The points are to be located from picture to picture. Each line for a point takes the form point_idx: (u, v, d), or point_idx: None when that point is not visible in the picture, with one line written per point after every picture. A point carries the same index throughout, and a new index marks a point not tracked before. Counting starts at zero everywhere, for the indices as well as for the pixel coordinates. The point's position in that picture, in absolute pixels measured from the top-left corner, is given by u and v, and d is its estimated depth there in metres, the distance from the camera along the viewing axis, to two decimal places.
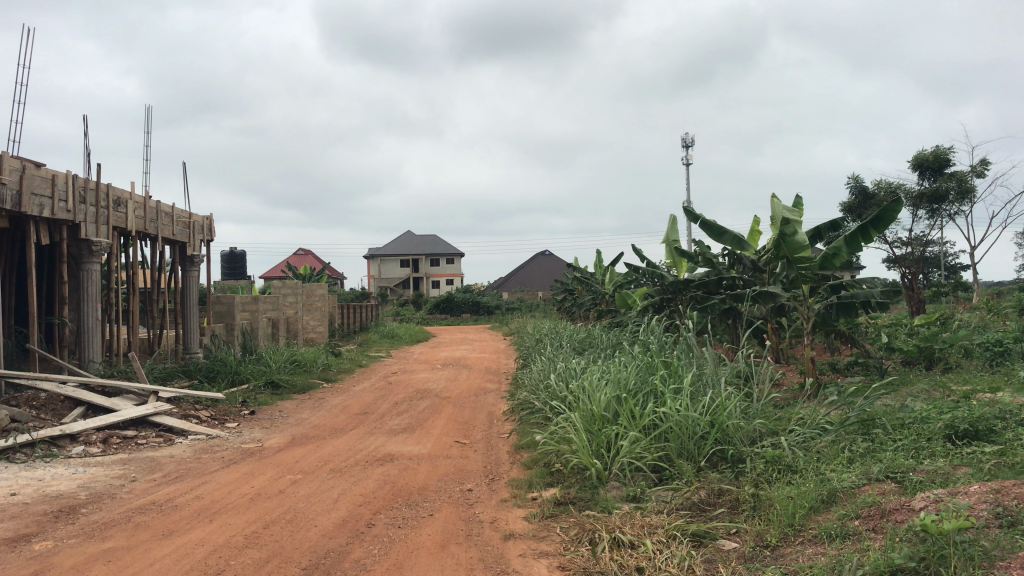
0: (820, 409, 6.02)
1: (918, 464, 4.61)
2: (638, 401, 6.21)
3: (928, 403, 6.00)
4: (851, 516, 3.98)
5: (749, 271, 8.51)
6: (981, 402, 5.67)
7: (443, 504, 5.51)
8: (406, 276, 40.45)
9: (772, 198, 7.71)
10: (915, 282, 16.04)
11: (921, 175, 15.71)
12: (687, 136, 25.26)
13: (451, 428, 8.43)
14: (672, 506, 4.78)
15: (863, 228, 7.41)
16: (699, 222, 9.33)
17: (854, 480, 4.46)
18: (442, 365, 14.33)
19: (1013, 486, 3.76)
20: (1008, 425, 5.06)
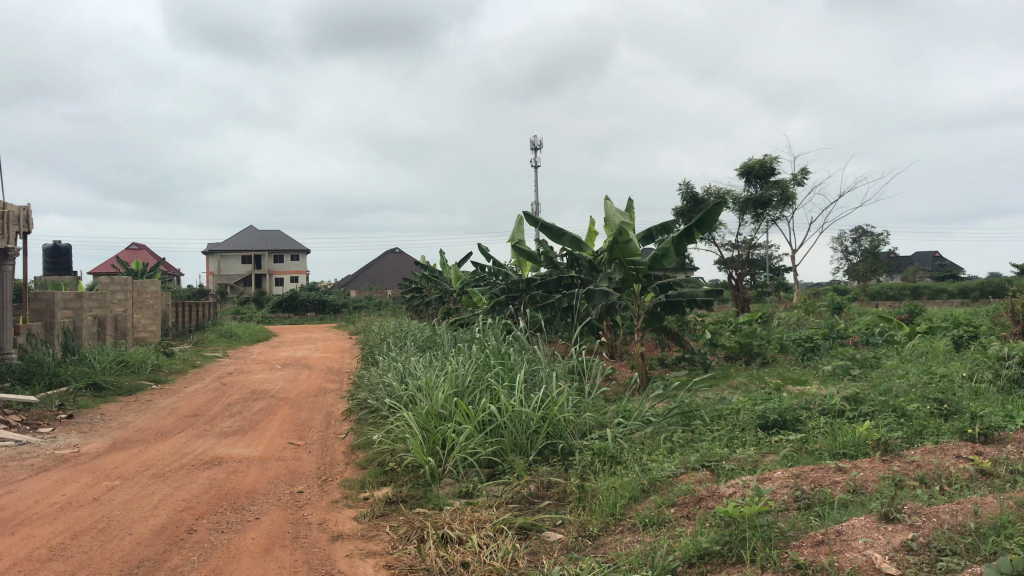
0: (646, 402, 6.28)
1: (730, 452, 4.87)
2: (473, 398, 6.24)
3: (744, 395, 6.35)
4: (668, 504, 4.15)
5: (586, 271, 8.76)
6: (790, 393, 6.07)
7: (272, 507, 5.34)
8: (248, 273, 39.02)
9: (606, 199, 7.93)
10: (742, 283, 16.90)
11: (749, 182, 16.63)
12: (535, 138, 25.68)
13: (286, 429, 8.19)
14: (501, 500, 4.82)
15: (690, 231, 7.78)
16: (538, 224, 9.51)
17: (672, 469, 4.66)
18: (282, 365, 13.90)
19: (811, 471, 4.04)
20: (812, 414, 5.42)
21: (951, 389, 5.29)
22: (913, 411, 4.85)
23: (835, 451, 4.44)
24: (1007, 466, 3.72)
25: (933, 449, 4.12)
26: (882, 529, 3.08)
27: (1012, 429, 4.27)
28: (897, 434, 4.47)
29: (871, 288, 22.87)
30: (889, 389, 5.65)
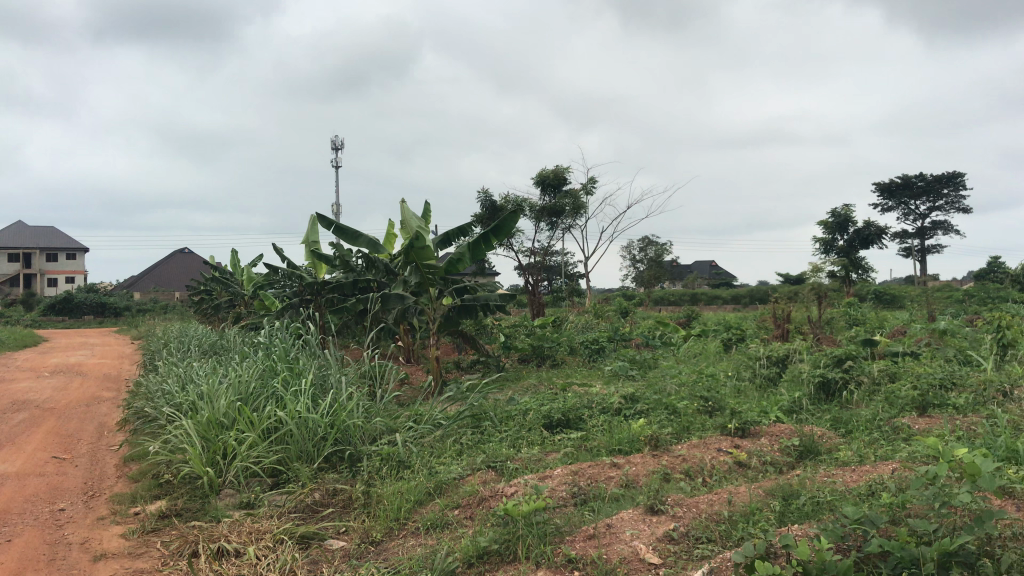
0: (437, 405, 6.29)
1: (515, 452, 4.97)
2: (259, 405, 5.99)
3: (532, 396, 6.53)
4: (452, 506, 4.18)
5: (382, 274, 8.67)
6: (575, 393, 6.30)
7: (27, 528, 4.86)
8: (15, 272, 35.57)
9: (402, 203, 7.88)
10: (537, 289, 17.39)
11: (544, 191, 17.14)
12: (336, 139, 25.17)
13: (49, 443, 7.51)
14: (283, 510, 4.64)
15: (484, 237, 7.89)
16: (333, 226, 9.32)
17: (459, 471, 4.69)
18: (50, 372, 12.76)
19: (589, 467, 4.20)
20: (593, 413, 5.65)
21: (716, 387, 5.70)
22: (683, 408, 5.17)
23: (612, 448, 4.64)
24: (760, 457, 4.04)
25: (698, 444, 4.40)
26: (648, 521, 3.25)
27: (766, 423, 4.65)
28: (667, 430, 4.74)
29: (655, 293, 24.27)
30: (662, 388, 6.01)
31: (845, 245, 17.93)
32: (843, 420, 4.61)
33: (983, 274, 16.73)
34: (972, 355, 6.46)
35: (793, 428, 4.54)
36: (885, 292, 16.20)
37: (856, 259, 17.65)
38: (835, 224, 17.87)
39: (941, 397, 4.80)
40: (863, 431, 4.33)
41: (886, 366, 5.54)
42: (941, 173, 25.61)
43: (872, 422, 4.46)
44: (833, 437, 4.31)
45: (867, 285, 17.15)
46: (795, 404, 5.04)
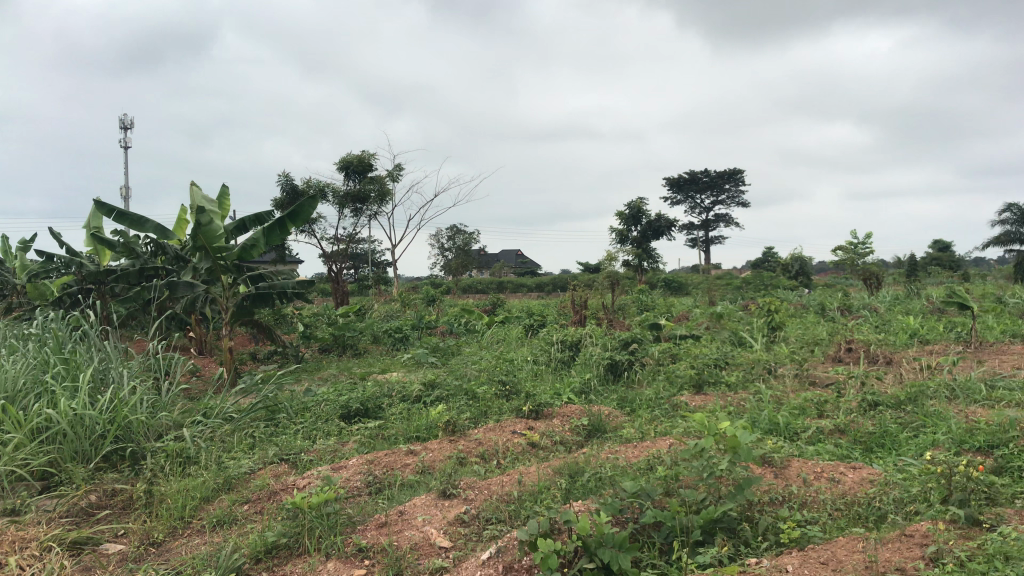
0: (229, 398, 6.02)
1: (310, 444, 4.86)
2: (28, 402, 5.40)
3: (330, 387, 6.41)
4: (241, 501, 4.02)
5: (171, 261, 8.18)
6: (374, 382, 6.24)
7: None
8: None
9: (191, 185, 7.46)
10: (341, 276, 17.03)
11: (347, 176, 16.80)
12: (125, 117, 23.49)
13: None
14: (53, 515, 4.19)
15: (281, 222, 7.63)
16: (115, 211, 8.70)
17: (249, 465, 4.52)
18: None
19: (384, 456, 4.16)
20: (393, 401, 5.61)
21: (514, 372, 5.83)
22: (481, 393, 5.24)
23: (409, 435, 4.63)
24: (551, 438, 4.16)
25: (493, 427, 4.47)
26: (439, 505, 3.26)
27: (558, 405, 4.81)
28: (465, 415, 4.79)
29: (462, 281, 24.49)
30: (462, 374, 6.07)
31: (639, 236, 18.86)
32: (629, 399, 4.84)
33: (759, 263, 18.17)
34: (745, 337, 6.99)
35: (583, 408, 4.73)
36: (675, 279, 17.22)
37: (649, 249, 18.63)
38: (630, 215, 18.72)
39: (715, 375, 5.16)
40: (646, 409, 4.58)
41: (668, 348, 5.89)
42: (724, 169, 27.49)
43: (654, 401, 4.73)
44: (619, 415, 4.53)
45: (658, 274, 18.10)
46: (586, 385, 5.24)
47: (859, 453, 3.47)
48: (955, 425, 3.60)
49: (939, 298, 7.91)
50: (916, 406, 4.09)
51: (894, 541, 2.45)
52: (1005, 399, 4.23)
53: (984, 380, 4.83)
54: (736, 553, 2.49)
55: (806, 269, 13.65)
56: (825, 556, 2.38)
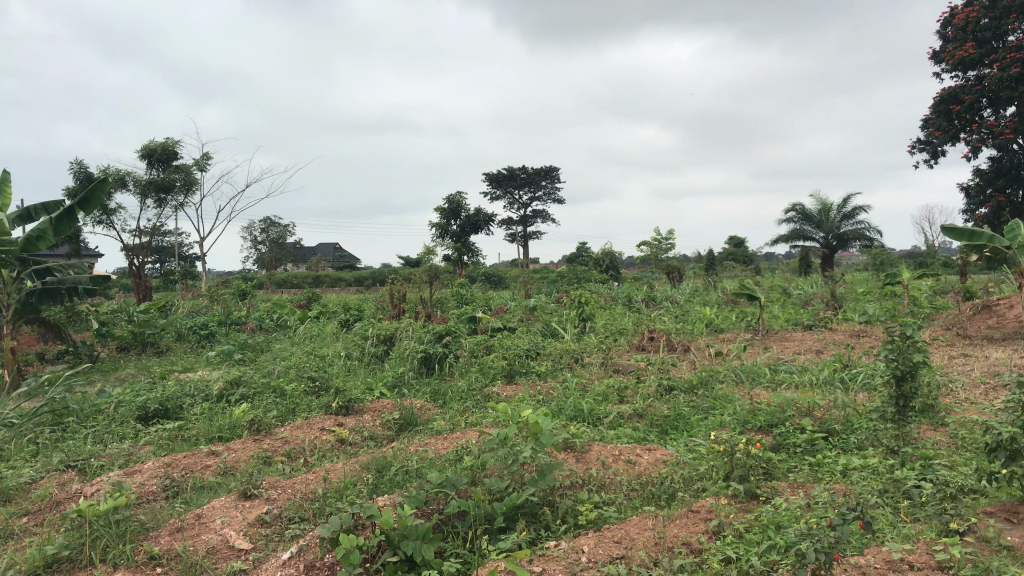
0: (9, 402, 5.50)
1: (102, 448, 4.52)
2: None
3: (126, 387, 6.02)
4: (19, 514, 3.68)
5: None
6: (175, 382, 5.91)
7: None
8: None
9: None
10: (143, 270, 16.00)
11: (150, 165, 15.79)
12: None
13: None
14: None
15: (70, 210, 7.06)
16: None
17: (31, 474, 4.14)
18: None
19: (184, 458, 3.95)
20: (196, 400, 5.33)
21: (325, 367, 5.71)
22: (289, 389, 5.08)
23: (211, 436, 4.42)
24: (361, 433, 4.10)
25: (301, 424, 4.34)
26: (240, 507, 3.13)
27: (369, 400, 4.75)
28: (271, 413, 4.63)
29: (277, 276, 23.70)
30: (271, 371, 5.87)
31: (457, 230, 18.95)
32: (441, 391, 4.85)
33: (572, 258, 18.77)
34: (556, 328, 7.18)
35: (394, 402, 4.69)
36: (492, 272, 17.46)
37: (467, 243, 18.76)
38: (449, 209, 18.81)
39: (526, 366, 5.28)
40: (457, 400, 4.61)
41: (480, 340, 5.97)
42: (539, 166, 28.11)
43: (466, 392, 4.77)
44: (430, 408, 4.53)
45: (477, 268, 18.27)
46: (398, 379, 5.22)
47: (655, 436, 3.66)
48: (740, 406, 3.87)
49: (732, 289, 8.47)
50: (707, 390, 4.36)
51: (682, 517, 2.60)
52: (784, 381, 4.60)
53: (768, 364, 5.23)
54: (536, 537, 2.56)
55: (616, 264, 14.22)
56: (619, 534, 2.49)
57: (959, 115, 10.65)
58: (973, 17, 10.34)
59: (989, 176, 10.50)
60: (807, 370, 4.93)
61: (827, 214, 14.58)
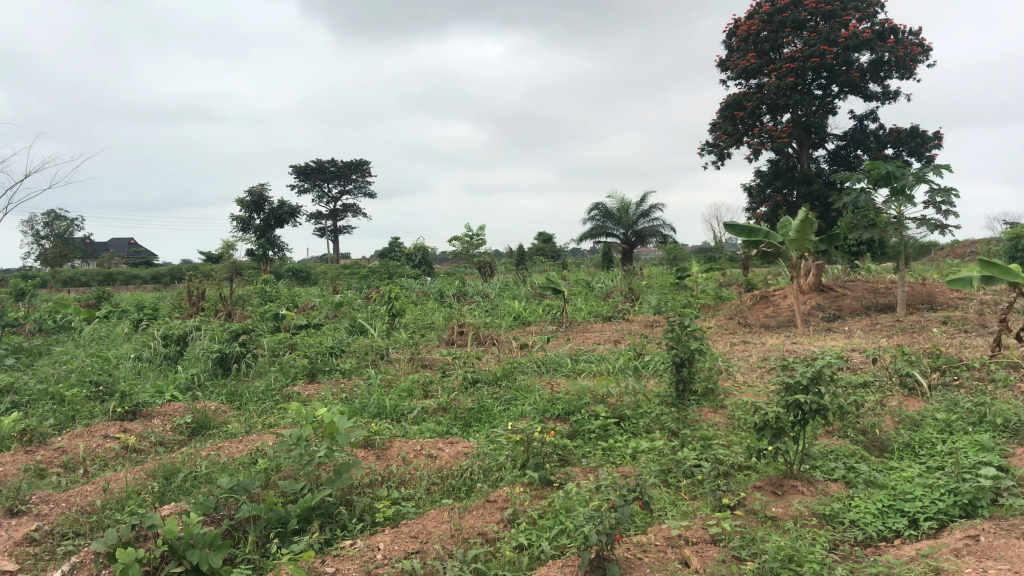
0: None
1: None
2: None
3: None
4: None
5: None
6: None
7: None
8: None
9: None
10: None
11: None
12: None
13: None
14: None
15: None
16: None
17: None
18: None
19: None
20: None
21: (112, 370, 5.33)
22: (69, 395, 4.69)
23: None
24: (150, 439, 3.85)
25: (80, 433, 4.02)
26: (4, 526, 2.86)
27: (159, 403, 4.48)
28: (47, 422, 4.26)
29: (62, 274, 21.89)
30: (49, 376, 5.41)
31: (261, 224, 18.26)
32: (238, 392, 4.65)
33: (383, 253, 18.60)
34: (364, 324, 7.08)
35: (186, 405, 4.45)
36: (300, 268, 16.98)
37: (272, 238, 18.12)
38: (253, 203, 18.10)
39: (329, 363, 5.17)
40: (255, 401, 4.44)
41: (282, 338, 5.79)
42: (349, 159, 27.56)
43: (265, 392, 4.60)
44: (226, 410, 4.34)
45: (284, 263, 17.71)
46: (192, 380, 4.96)
47: (458, 429, 3.69)
48: (539, 396, 3.98)
49: (537, 283, 8.68)
50: (509, 381, 4.45)
51: (478, 508, 2.63)
52: (583, 371, 4.78)
53: (570, 355, 5.41)
54: (331, 537, 2.50)
55: (427, 259, 14.21)
56: (417, 529, 2.49)
57: (742, 120, 11.48)
58: (754, 29, 11.15)
59: (768, 177, 11.40)
60: (606, 359, 5.14)
61: (626, 212, 15.26)
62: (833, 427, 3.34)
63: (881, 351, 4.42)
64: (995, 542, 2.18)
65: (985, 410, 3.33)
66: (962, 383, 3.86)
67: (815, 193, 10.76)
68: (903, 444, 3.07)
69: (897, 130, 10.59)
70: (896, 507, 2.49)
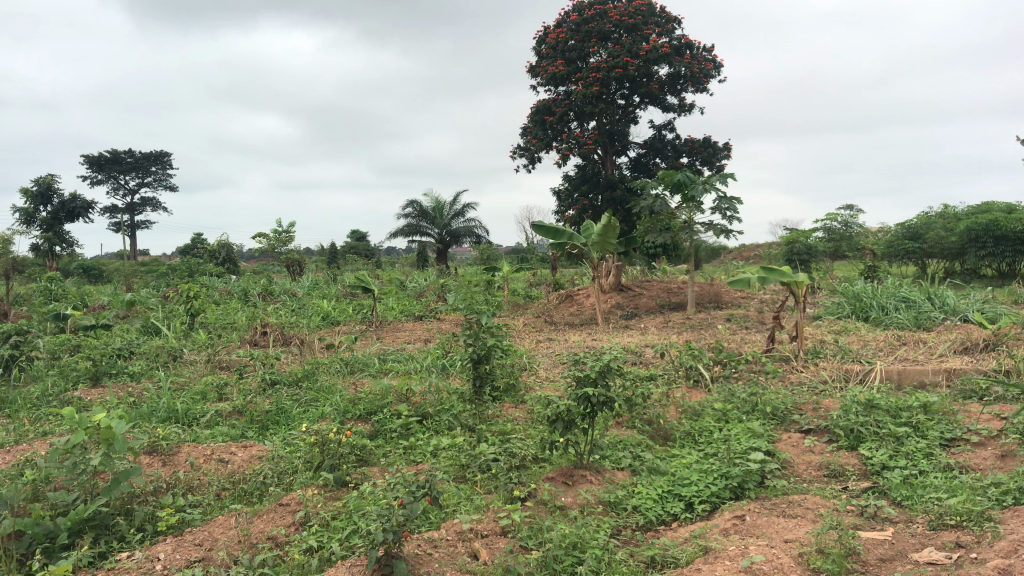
0: None
1: None
2: None
3: None
4: None
5: None
6: None
7: None
8: None
9: None
10: None
11: None
12: None
13: None
14: None
15: None
16: None
17: None
18: None
19: None
20: None
21: None
22: None
23: None
24: None
25: None
26: None
27: None
28: None
29: None
30: None
31: (48, 217, 16.83)
32: (8, 399, 4.26)
33: (186, 250, 17.66)
34: (159, 324, 6.69)
35: None
36: (92, 265, 15.81)
37: (60, 232, 16.75)
38: (38, 194, 16.65)
39: (116, 366, 4.84)
40: (28, 408, 4.09)
41: (63, 340, 5.36)
42: (148, 150, 25.92)
43: (41, 398, 4.25)
44: None
45: (73, 260, 16.42)
46: None
47: (253, 432, 3.56)
48: (340, 397, 3.91)
49: (347, 281, 8.53)
50: (310, 382, 4.34)
51: (269, 512, 2.55)
52: (389, 370, 4.74)
53: (377, 355, 5.35)
54: (106, 550, 2.34)
55: (233, 256, 13.60)
56: (202, 536, 2.38)
57: (551, 126, 11.82)
58: (562, 37, 11.50)
59: (575, 182, 11.84)
60: (413, 358, 5.13)
61: (441, 212, 15.30)
62: (622, 418, 3.51)
63: (669, 347, 4.68)
64: (759, 520, 2.36)
65: (756, 399, 3.61)
66: (740, 375, 4.16)
67: (618, 198, 11.27)
68: (684, 433, 3.27)
69: (692, 140, 11.28)
70: (674, 492, 2.65)
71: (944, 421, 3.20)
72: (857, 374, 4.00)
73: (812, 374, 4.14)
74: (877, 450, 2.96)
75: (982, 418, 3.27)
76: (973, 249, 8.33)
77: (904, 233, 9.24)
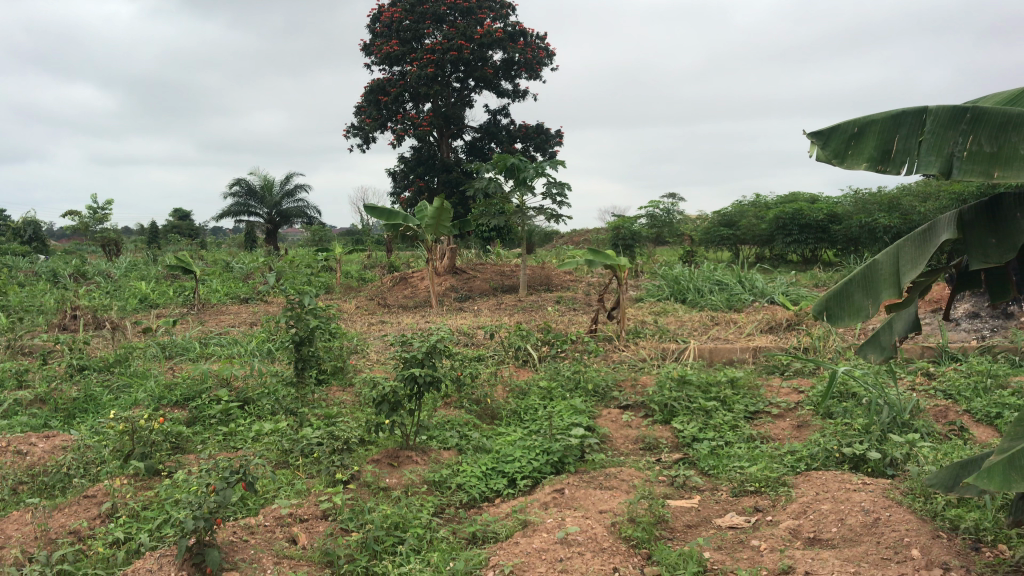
0: None
1: None
2: None
3: None
4: None
5: None
6: None
7: None
8: None
9: None
10: None
11: None
12: None
13: None
14: None
15: None
16: None
17: None
18: None
19: None
20: None
21: None
22: None
23: None
24: None
25: None
26: None
27: None
28: None
29: None
30: None
31: None
32: None
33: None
34: None
35: None
36: None
37: None
38: None
39: None
40: None
41: None
42: None
43: None
44: None
45: None
46: None
47: (58, 421, 3.34)
48: (155, 382, 3.72)
49: (167, 262, 8.11)
50: (123, 368, 4.11)
51: (71, 505, 2.39)
52: (211, 355, 4.56)
53: (199, 339, 5.13)
54: None
55: (40, 234, 12.64)
56: None
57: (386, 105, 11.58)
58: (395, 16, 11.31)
59: (411, 163, 11.69)
60: (237, 342, 4.95)
61: (270, 191, 14.82)
62: (450, 399, 3.54)
63: (499, 328, 4.76)
64: (576, 493, 2.44)
65: (579, 377, 3.73)
66: (565, 354, 4.29)
67: (453, 181, 11.31)
68: (510, 411, 3.34)
69: (525, 126, 11.47)
70: (498, 469, 2.70)
71: (748, 395, 3.44)
72: (673, 352, 4.22)
73: (632, 353, 4.32)
74: (688, 424, 3.14)
75: (782, 391, 3.53)
76: (781, 236, 8.94)
77: (720, 221, 9.80)
